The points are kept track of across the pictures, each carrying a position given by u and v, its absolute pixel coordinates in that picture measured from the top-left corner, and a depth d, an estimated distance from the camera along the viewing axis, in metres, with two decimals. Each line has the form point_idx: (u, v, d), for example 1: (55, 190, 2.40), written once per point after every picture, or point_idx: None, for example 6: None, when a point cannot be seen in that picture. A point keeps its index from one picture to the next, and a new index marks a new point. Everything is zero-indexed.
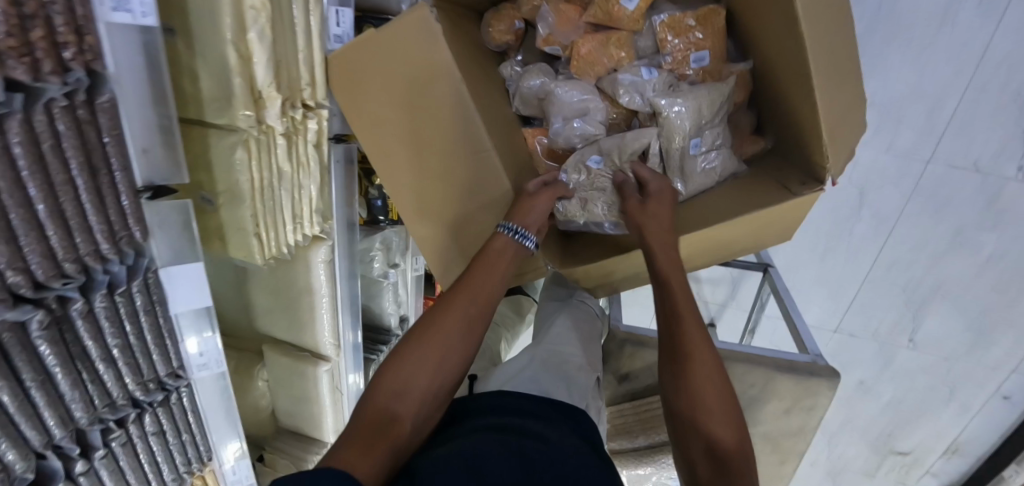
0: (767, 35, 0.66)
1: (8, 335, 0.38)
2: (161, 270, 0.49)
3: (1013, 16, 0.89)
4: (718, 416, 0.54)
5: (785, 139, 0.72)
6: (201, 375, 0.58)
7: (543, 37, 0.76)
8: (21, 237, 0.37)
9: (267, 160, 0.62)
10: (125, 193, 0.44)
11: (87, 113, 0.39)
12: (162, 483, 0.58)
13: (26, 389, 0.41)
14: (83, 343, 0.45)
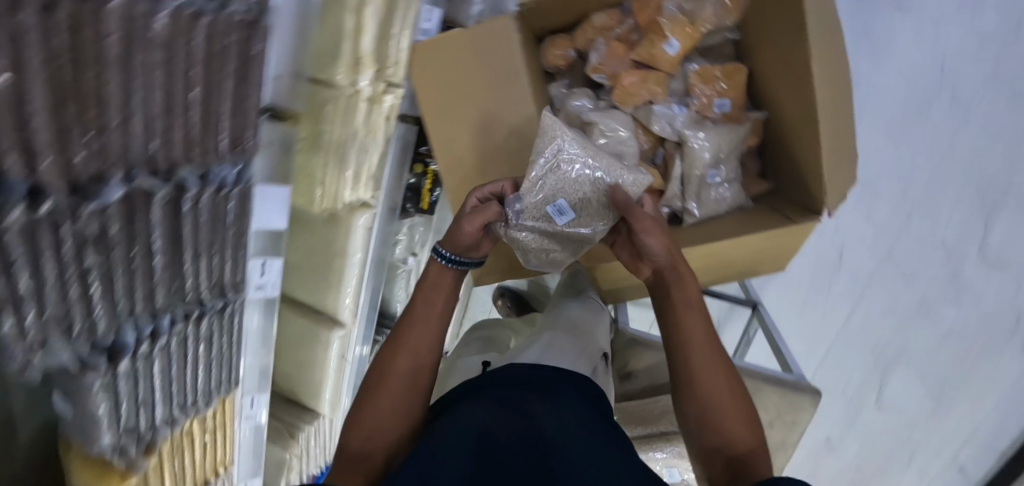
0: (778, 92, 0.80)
1: (141, 199, 0.43)
2: (256, 187, 0.56)
3: (976, 121, 1.08)
4: (726, 415, 0.65)
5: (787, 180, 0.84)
6: (255, 295, 0.63)
7: (592, 65, 0.86)
8: (179, 117, 0.43)
9: (349, 120, 0.70)
10: (252, 108, 0.51)
11: (250, 33, 0.47)
12: (195, 394, 0.60)
13: (134, 255, 0.45)
14: (185, 230, 0.49)
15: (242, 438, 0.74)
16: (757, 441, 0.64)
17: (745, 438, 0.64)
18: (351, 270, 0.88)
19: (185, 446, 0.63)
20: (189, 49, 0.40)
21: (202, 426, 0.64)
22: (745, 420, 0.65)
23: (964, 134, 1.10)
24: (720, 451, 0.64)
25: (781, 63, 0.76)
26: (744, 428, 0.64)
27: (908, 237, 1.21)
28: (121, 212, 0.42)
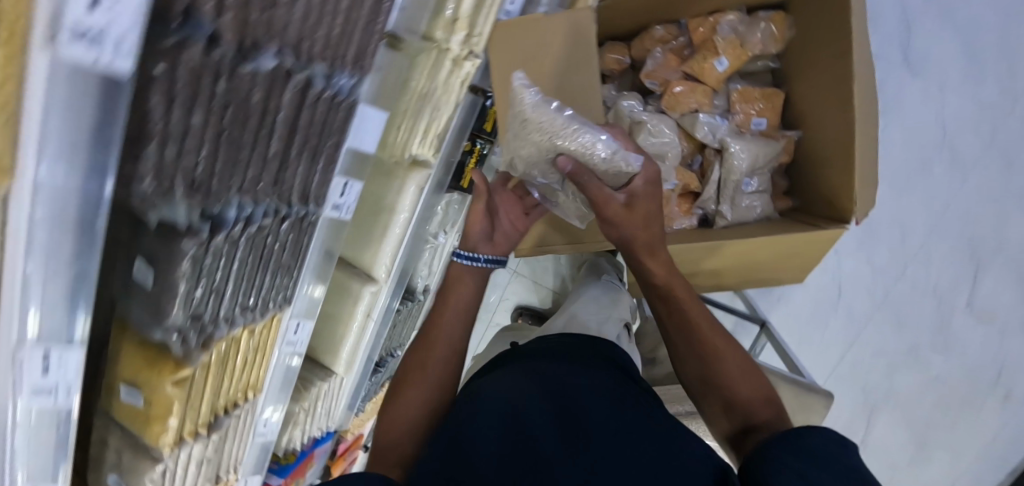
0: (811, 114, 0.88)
1: (280, 78, 0.46)
2: (360, 105, 0.59)
3: (971, 182, 1.21)
4: (742, 385, 0.79)
5: (812, 199, 0.90)
6: (330, 214, 0.64)
7: (647, 71, 0.94)
8: (329, 13, 0.47)
9: (433, 75, 0.75)
10: (377, 30, 0.55)
11: None
12: (254, 299, 0.61)
13: (256, 133, 0.47)
14: (298, 125, 0.51)
15: (276, 368, 0.74)
16: (766, 393, 0.78)
17: (757, 394, 0.78)
18: (395, 227, 0.90)
19: (232, 355, 0.62)
20: None
21: (250, 338, 0.64)
22: (754, 380, 0.79)
23: (960, 193, 1.22)
24: (735, 412, 0.78)
25: (824, 88, 0.83)
26: (753, 386, 0.79)
27: (904, 282, 1.30)
28: (263, 84, 0.44)
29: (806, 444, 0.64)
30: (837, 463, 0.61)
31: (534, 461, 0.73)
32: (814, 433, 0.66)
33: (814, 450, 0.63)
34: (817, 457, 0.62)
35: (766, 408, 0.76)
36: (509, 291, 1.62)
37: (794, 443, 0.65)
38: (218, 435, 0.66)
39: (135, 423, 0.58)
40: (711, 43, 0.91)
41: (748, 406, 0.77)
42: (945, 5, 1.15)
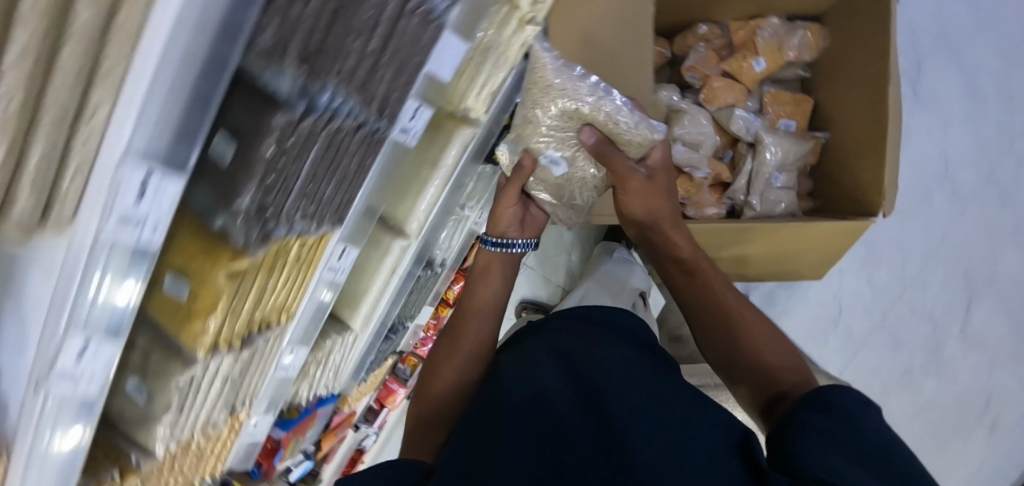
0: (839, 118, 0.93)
1: None
2: (446, 31, 0.61)
3: (967, 214, 1.30)
4: (766, 354, 0.81)
5: (835, 198, 0.94)
6: (397, 137, 0.65)
7: (687, 66, 0.99)
8: None
9: (499, 30, 0.78)
10: None
11: None
12: (315, 208, 0.60)
13: (363, 23, 0.48)
14: (396, 29, 0.53)
15: (311, 297, 0.72)
16: (784, 355, 0.80)
17: (775, 358, 0.80)
18: (434, 182, 0.90)
19: (279, 264, 0.61)
20: None
21: (299, 250, 0.63)
22: (773, 344, 0.82)
23: (957, 224, 1.30)
24: (758, 377, 0.80)
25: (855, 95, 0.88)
26: (772, 350, 0.81)
27: (902, 305, 1.35)
28: None
29: (833, 408, 0.66)
30: (866, 427, 0.63)
31: (561, 415, 0.74)
32: (844, 398, 0.67)
33: (842, 413, 0.65)
34: (845, 423, 0.64)
35: (788, 370, 0.78)
36: (516, 285, 1.62)
37: (821, 407, 0.66)
38: (249, 351, 0.64)
39: (172, 320, 0.56)
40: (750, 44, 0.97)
41: (770, 371, 0.79)
42: (950, 48, 1.25)
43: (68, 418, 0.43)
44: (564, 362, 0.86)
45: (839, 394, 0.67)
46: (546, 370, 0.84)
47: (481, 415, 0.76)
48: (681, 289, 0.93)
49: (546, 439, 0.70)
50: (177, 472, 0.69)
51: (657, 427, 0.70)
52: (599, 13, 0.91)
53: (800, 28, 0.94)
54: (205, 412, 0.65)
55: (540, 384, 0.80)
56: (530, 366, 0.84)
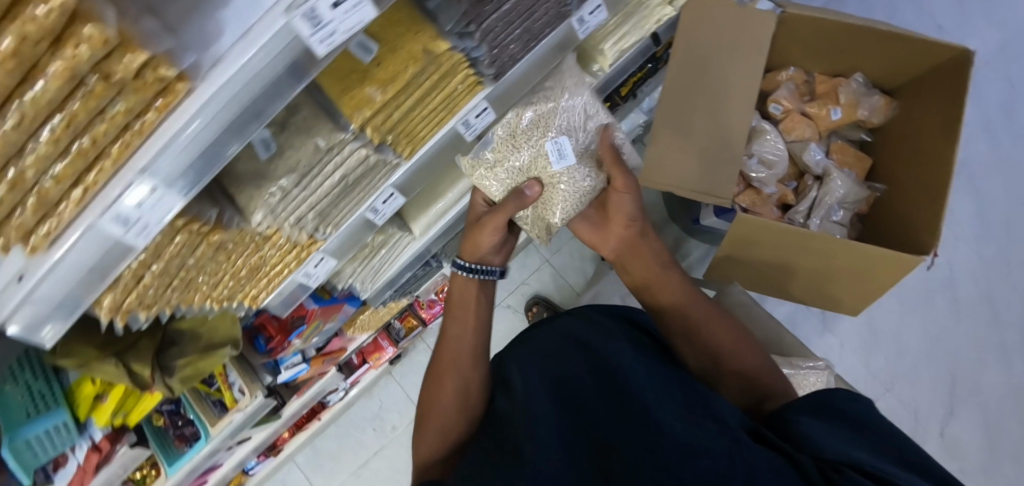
0: (898, 176, 1.06)
1: None
2: None
3: (960, 325, 1.43)
4: (753, 357, 0.72)
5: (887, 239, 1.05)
6: (576, 20, 0.72)
7: (775, 97, 1.12)
8: None
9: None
10: None
11: None
12: (501, 42, 0.63)
13: None
14: None
15: (434, 146, 0.71)
16: (762, 362, 0.72)
17: (756, 365, 0.72)
18: None
19: (443, 84, 0.62)
20: None
21: (459, 84, 0.64)
22: (748, 352, 0.73)
23: (949, 332, 1.43)
24: (743, 383, 0.70)
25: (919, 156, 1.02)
26: (748, 356, 0.72)
27: (892, 394, 1.42)
28: None
29: (834, 406, 0.58)
30: (868, 423, 0.57)
31: (581, 392, 0.64)
32: (846, 397, 0.59)
33: (845, 411, 0.57)
34: (850, 425, 0.56)
35: (766, 371, 0.71)
36: (535, 280, 1.62)
37: (822, 403, 0.58)
38: (379, 158, 0.61)
39: (343, 81, 0.54)
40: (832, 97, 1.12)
41: (757, 377, 0.70)
42: (966, 176, 1.48)
43: (277, 63, 0.38)
44: (565, 339, 0.77)
45: (842, 395, 0.59)
46: (549, 353, 0.75)
47: (507, 427, 0.63)
48: (660, 299, 0.79)
49: (566, 407, 0.62)
50: (234, 272, 0.61)
51: (667, 393, 0.62)
52: (735, 19, 0.99)
53: (876, 94, 1.09)
54: (306, 205, 0.59)
55: (547, 364, 0.72)
56: (538, 350, 0.77)
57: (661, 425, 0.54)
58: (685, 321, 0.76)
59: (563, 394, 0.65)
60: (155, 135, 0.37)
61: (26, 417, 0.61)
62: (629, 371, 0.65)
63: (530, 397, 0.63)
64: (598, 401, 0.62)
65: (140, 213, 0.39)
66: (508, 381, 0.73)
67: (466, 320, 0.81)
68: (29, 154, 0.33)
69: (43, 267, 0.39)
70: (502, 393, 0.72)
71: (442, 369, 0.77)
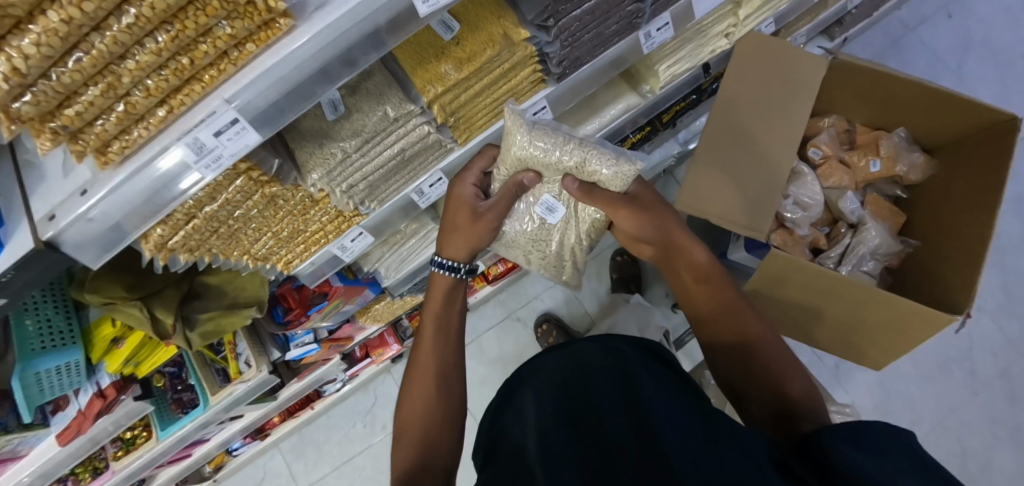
0: (936, 234, 1.09)
1: None
2: None
3: (978, 398, 1.40)
4: (785, 370, 0.57)
5: (923, 294, 1.06)
6: (643, 35, 0.72)
7: (815, 142, 1.16)
8: None
9: (709, 26, 0.94)
10: None
11: None
12: (574, 43, 0.63)
13: None
14: None
15: (487, 137, 0.71)
16: (801, 380, 0.56)
17: (789, 381, 0.56)
18: (587, 126, 0.95)
19: (510, 76, 0.62)
20: None
21: (526, 77, 0.65)
22: (784, 368, 0.57)
23: (967, 404, 1.40)
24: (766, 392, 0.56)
25: (958, 217, 1.04)
26: (771, 367, 0.57)
27: None
28: None
29: (871, 435, 0.40)
30: (916, 463, 0.38)
31: (594, 412, 0.51)
32: (886, 430, 0.40)
33: (879, 443, 0.39)
34: (887, 462, 0.37)
35: (811, 393, 0.55)
36: (548, 296, 1.60)
37: (853, 429, 0.40)
38: (438, 137, 0.61)
39: (419, 55, 0.55)
40: (872, 149, 1.17)
41: (790, 395, 0.55)
42: (995, 249, 1.48)
43: (376, 16, 0.38)
44: (569, 360, 0.64)
45: (878, 426, 0.41)
46: (555, 374, 0.62)
47: (511, 465, 0.49)
48: (700, 320, 0.65)
49: (567, 426, 0.50)
50: (276, 231, 0.61)
51: (689, 416, 0.49)
52: (787, 59, 0.99)
53: (917, 151, 1.14)
54: (360, 174, 0.59)
55: (552, 384, 0.60)
56: (544, 374, 0.64)
57: (686, 457, 0.42)
58: (710, 325, 0.63)
59: (562, 412, 0.52)
60: (249, 64, 0.37)
61: (40, 350, 0.64)
62: (642, 387, 0.52)
63: (542, 425, 0.51)
64: (615, 423, 0.48)
65: (216, 143, 0.38)
66: (513, 412, 0.61)
67: (449, 316, 0.65)
68: (131, 60, 0.32)
69: (111, 183, 0.38)
70: (512, 422, 0.59)
71: (416, 365, 0.61)
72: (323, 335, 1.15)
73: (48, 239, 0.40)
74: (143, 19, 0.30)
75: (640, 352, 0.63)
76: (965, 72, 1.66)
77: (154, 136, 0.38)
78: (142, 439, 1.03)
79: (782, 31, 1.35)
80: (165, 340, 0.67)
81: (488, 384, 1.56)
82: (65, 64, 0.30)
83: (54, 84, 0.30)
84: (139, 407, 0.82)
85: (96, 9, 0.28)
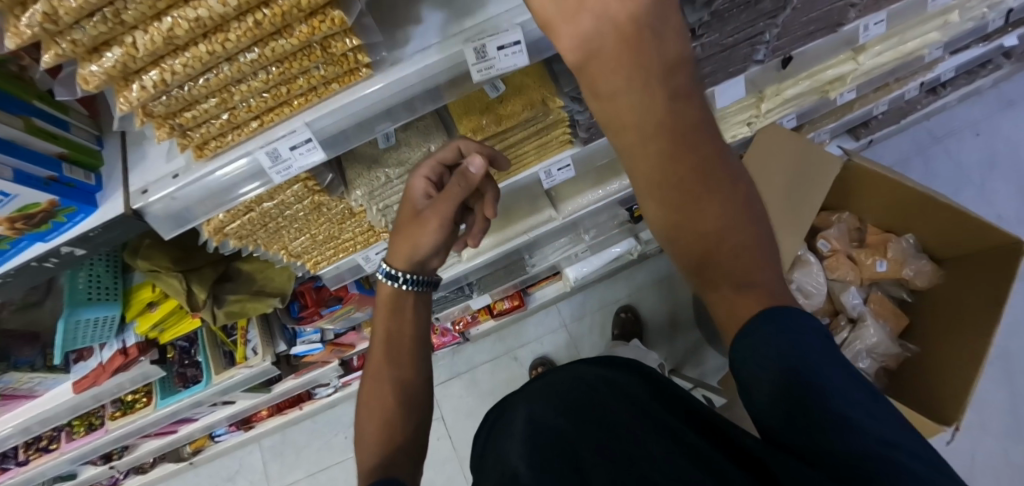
0: (936, 343, 1.11)
1: (763, 23, 0.70)
2: (742, 73, 0.81)
3: None
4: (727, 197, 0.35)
5: (917, 400, 1.07)
6: None
7: (824, 235, 1.21)
8: (794, 16, 0.73)
9: (730, 114, 1.03)
10: (776, 54, 0.82)
11: (815, 32, 0.81)
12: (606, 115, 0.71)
13: (731, 31, 0.69)
14: (733, 46, 0.73)
15: (513, 182, 0.78)
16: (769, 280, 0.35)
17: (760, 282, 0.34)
18: (609, 185, 1.00)
19: (543, 135, 0.70)
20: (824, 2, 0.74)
21: (557, 137, 0.73)
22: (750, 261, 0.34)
23: None
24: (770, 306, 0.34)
25: (959, 328, 1.06)
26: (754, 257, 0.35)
27: None
28: (765, 13, 0.68)
29: (793, 339, 0.31)
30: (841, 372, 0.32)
31: (586, 437, 0.53)
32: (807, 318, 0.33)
33: (802, 346, 0.31)
34: (831, 402, 0.30)
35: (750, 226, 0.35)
36: (547, 341, 1.63)
37: (779, 336, 0.31)
38: None
39: (467, 107, 0.63)
40: (880, 250, 1.21)
41: (723, 232, 0.35)
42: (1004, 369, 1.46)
43: (435, 76, 0.46)
44: (570, 379, 0.67)
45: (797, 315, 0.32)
46: (555, 392, 0.65)
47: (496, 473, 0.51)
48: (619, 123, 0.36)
49: (553, 445, 0.52)
50: (314, 233, 0.69)
51: (668, 434, 0.51)
52: (806, 149, 1.04)
53: (924, 258, 1.18)
54: (397, 197, 0.67)
55: (547, 402, 0.62)
56: (538, 391, 0.67)
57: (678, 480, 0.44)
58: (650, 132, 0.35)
59: (556, 436, 0.54)
60: (329, 98, 0.46)
61: (87, 301, 0.72)
62: (631, 419, 0.55)
63: (532, 443, 0.53)
64: (603, 451, 0.50)
65: (290, 155, 0.46)
66: (506, 422, 0.64)
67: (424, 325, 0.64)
68: (244, 84, 0.41)
69: (200, 172, 0.47)
70: (504, 433, 0.61)
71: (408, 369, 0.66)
72: (330, 338, 1.21)
73: (136, 209, 0.48)
74: (263, 57, 0.39)
75: (637, 379, 0.66)
76: (988, 189, 1.70)
77: (243, 142, 0.47)
78: (140, 405, 1.08)
79: (808, 126, 1.43)
80: (194, 312, 0.74)
81: (474, 416, 1.58)
82: (197, 81, 0.39)
83: (184, 94, 0.39)
84: (152, 371, 0.88)
85: (234, 46, 0.37)
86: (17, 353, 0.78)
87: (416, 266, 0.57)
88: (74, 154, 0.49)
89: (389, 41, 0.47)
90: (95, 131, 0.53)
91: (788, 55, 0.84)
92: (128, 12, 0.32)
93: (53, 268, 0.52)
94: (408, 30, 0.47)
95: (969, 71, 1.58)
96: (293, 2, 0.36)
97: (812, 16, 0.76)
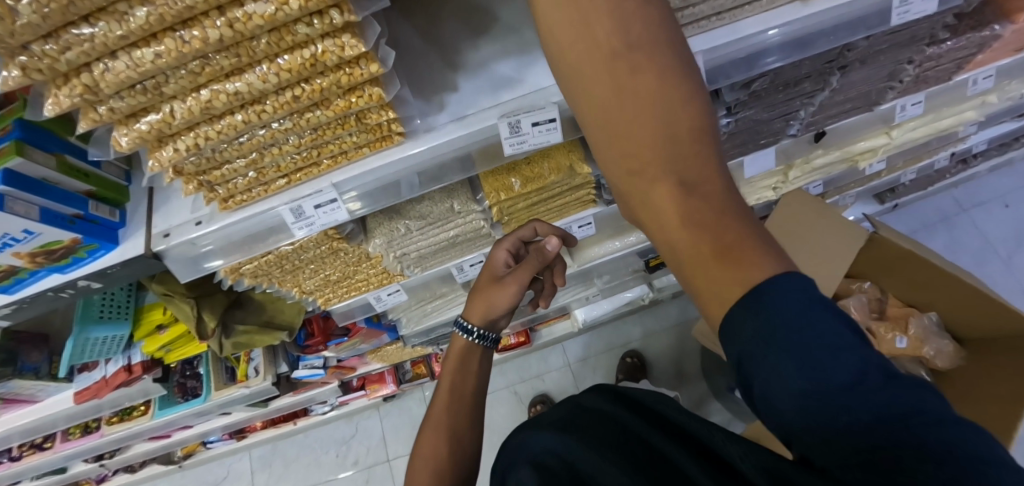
0: None
1: (798, 101, 0.69)
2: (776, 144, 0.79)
3: None
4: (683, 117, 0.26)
5: None
6: None
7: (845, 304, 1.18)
8: (832, 94, 0.72)
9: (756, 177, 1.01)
10: (809, 130, 0.80)
11: (851, 109, 0.80)
12: None
13: (764, 107, 0.68)
14: (765, 120, 0.72)
15: None
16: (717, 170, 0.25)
17: (663, 178, 0.25)
18: (627, 238, 0.99)
19: (569, 195, 0.70)
20: (862, 82, 0.72)
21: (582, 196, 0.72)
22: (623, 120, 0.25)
23: None
24: (702, 235, 0.24)
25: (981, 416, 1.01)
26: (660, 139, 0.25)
27: None
28: (801, 91, 0.67)
29: (779, 336, 0.22)
30: (871, 370, 0.22)
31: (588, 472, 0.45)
32: (809, 285, 0.23)
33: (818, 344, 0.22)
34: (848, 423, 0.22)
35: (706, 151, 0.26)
36: (549, 379, 1.60)
37: (756, 334, 0.22)
38: (489, 232, 0.70)
39: None
40: (901, 324, 1.17)
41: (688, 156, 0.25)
42: None
43: (467, 143, 0.46)
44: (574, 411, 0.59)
45: (780, 276, 0.23)
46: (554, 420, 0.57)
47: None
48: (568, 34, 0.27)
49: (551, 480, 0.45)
50: (327, 274, 0.68)
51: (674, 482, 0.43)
52: (829, 215, 1.00)
53: (947, 338, 1.13)
54: (416, 247, 0.67)
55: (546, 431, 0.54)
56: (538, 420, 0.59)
57: None
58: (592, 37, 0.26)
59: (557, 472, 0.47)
60: (358, 160, 0.45)
61: (98, 319, 0.72)
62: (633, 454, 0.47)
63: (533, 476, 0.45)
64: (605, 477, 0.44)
65: (314, 213, 0.46)
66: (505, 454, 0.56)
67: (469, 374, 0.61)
68: (275, 147, 0.41)
69: (224, 221, 0.46)
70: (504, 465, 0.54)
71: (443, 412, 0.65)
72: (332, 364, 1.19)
73: (157, 253, 0.48)
74: (298, 125, 0.39)
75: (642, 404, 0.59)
76: (1015, 264, 1.65)
77: (268, 196, 0.46)
78: (137, 414, 1.08)
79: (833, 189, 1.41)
80: (203, 340, 0.73)
81: None
82: (230, 144, 0.39)
83: (214, 155, 0.39)
84: (153, 389, 0.90)
85: (269, 117, 0.37)
86: (26, 357, 0.77)
87: (486, 325, 0.60)
88: (102, 191, 0.49)
89: (424, 109, 0.46)
90: (125, 166, 0.53)
91: (821, 130, 0.83)
92: (169, 85, 0.32)
93: (68, 297, 0.52)
94: (445, 100, 0.47)
95: (1002, 144, 1.54)
96: (334, 80, 0.36)
97: (848, 95, 0.75)
